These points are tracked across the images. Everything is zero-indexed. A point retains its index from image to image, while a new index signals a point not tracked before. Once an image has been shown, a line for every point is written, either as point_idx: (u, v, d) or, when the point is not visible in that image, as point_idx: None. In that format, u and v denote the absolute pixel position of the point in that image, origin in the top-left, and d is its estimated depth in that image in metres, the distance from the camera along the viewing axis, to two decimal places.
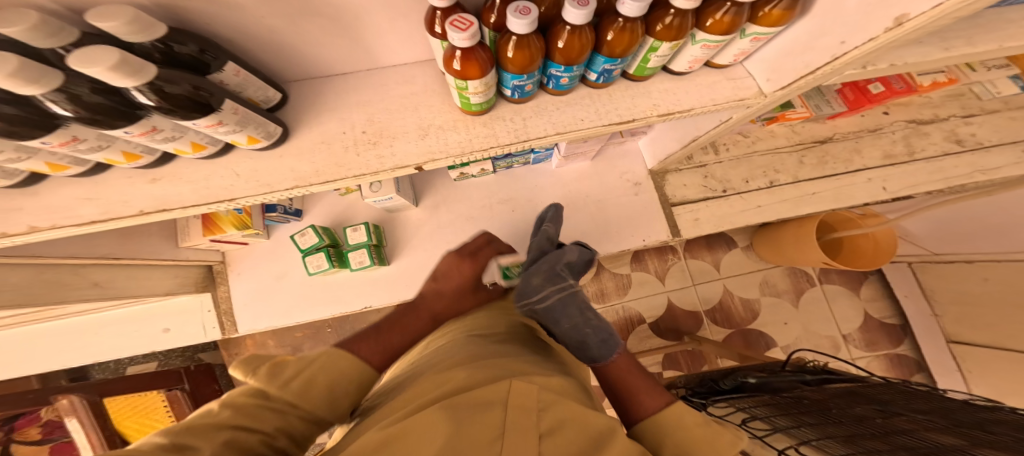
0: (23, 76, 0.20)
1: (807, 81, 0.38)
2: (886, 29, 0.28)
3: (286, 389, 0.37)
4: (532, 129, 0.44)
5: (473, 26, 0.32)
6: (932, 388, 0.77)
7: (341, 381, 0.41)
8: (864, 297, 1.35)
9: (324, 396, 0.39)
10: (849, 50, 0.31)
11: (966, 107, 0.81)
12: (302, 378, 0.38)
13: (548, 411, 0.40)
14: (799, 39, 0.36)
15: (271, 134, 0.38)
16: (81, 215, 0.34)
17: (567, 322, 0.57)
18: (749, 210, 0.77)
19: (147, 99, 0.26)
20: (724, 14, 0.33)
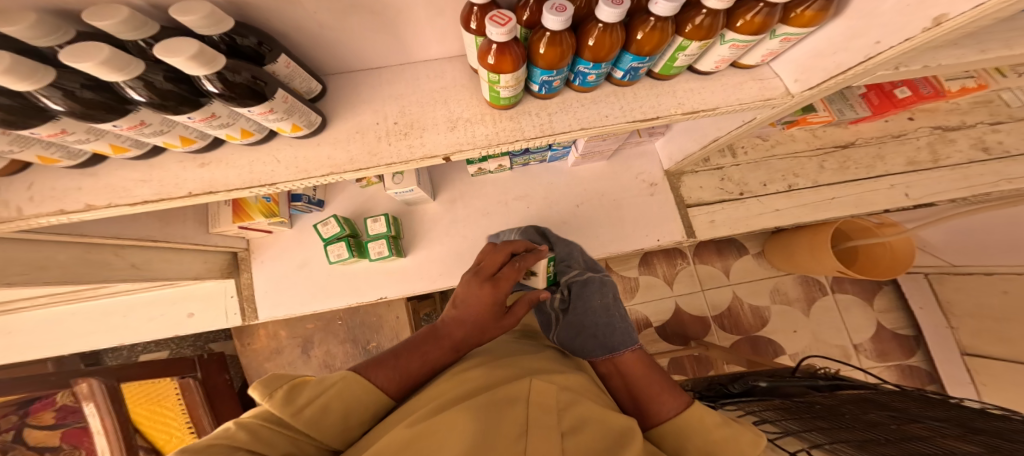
0: (112, 62, 0.24)
1: (838, 82, 0.38)
2: (924, 29, 0.28)
3: (299, 418, 0.39)
4: (558, 124, 0.45)
5: (511, 22, 0.33)
6: (948, 397, 0.76)
7: (353, 410, 0.43)
8: (879, 307, 1.33)
9: (336, 421, 0.41)
10: (884, 49, 0.31)
11: (994, 114, 0.80)
12: (315, 406, 0.41)
13: (568, 412, 0.41)
14: (833, 40, 0.36)
15: (312, 123, 0.40)
16: (135, 195, 0.36)
17: (597, 299, 0.64)
18: (766, 213, 0.76)
19: (213, 87, 0.30)
20: (756, 15, 0.34)
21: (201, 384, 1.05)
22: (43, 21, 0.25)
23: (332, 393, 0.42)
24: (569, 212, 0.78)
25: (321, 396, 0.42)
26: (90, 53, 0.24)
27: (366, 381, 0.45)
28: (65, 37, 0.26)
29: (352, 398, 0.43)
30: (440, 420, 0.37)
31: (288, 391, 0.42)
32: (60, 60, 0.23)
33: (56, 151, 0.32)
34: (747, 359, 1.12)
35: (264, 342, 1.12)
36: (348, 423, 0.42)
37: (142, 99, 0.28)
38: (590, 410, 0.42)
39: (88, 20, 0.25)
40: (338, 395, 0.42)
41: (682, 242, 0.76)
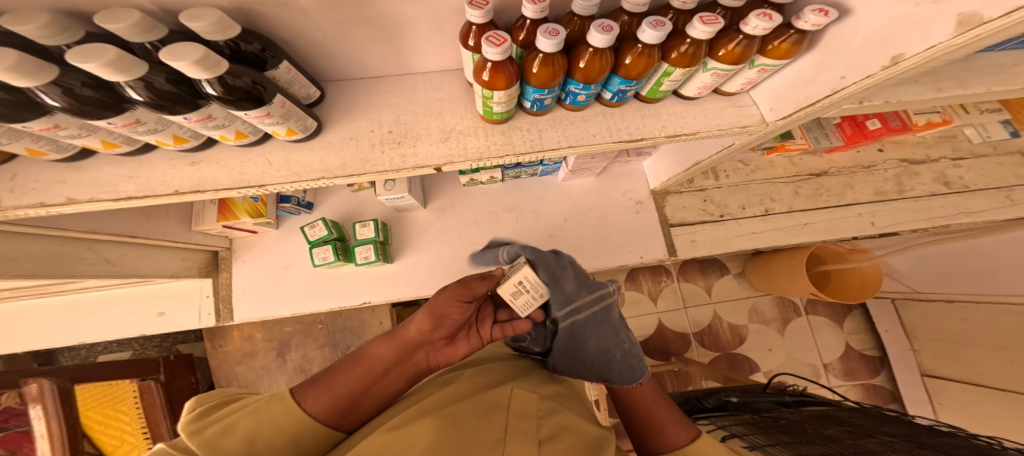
0: (116, 64, 0.25)
1: (807, 113, 0.41)
2: (883, 66, 0.31)
3: (197, 436, 0.35)
4: (547, 140, 0.47)
5: (506, 43, 0.35)
6: (903, 413, 0.81)
7: (266, 433, 0.37)
8: (849, 329, 1.39)
9: (239, 443, 0.35)
10: (847, 84, 0.35)
11: (957, 150, 0.87)
12: (223, 423, 0.37)
13: (549, 420, 0.42)
14: (804, 71, 0.40)
15: (308, 127, 0.41)
16: (120, 191, 0.36)
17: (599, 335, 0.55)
18: (744, 235, 0.80)
19: (212, 90, 0.30)
20: (736, 45, 0.37)
21: (163, 386, 1.00)
22: (55, 22, 0.25)
23: (245, 410, 0.38)
24: (557, 225, 0.80)
25: (225, 416, 0.38)
26: (96, 54, 0.24)
27: (290, 402, 0.40)
28: (73, 38, 0.26)
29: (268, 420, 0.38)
30: (412, 428, 0.37)
31: (207, 412, 0.40)
32: (66, 60, 0.24)
33: (45, 144, 0.31)
34: (722, 374, 1.15)
35: (237, 344, 1.08)
36: (255, 448, 0.36)
37: (141, 99, 0.29)
38: (571, 418, 0.44)
39: (101, 23, 0.26)
40: (249, 414, 0.38)
41: (664, 260, 0.79)
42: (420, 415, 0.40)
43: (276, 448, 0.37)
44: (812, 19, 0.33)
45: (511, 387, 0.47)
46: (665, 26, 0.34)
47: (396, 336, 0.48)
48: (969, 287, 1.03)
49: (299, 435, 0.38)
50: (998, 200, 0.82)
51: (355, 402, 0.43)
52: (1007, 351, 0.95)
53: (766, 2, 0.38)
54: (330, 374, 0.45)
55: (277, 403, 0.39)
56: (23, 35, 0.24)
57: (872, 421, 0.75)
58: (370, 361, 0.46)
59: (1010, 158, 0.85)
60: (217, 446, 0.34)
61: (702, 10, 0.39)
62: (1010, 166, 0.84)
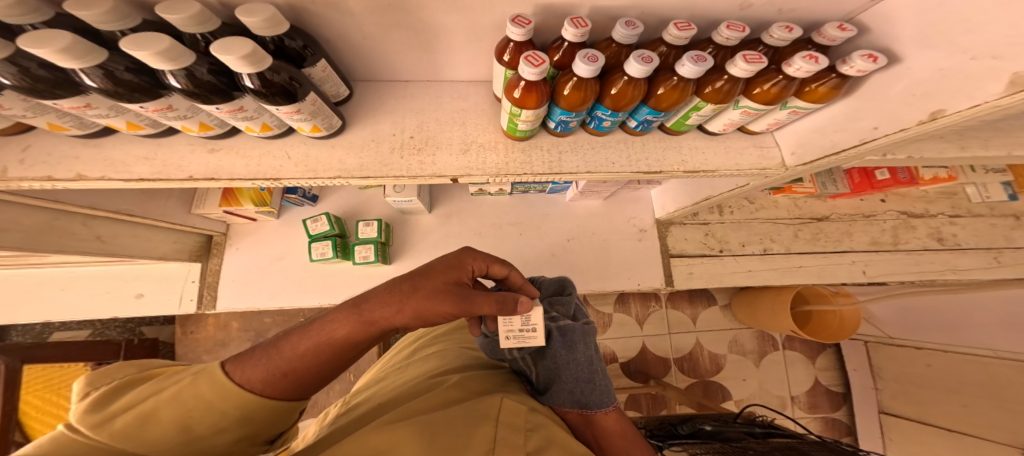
0: (167, 53, 0.25)
1: (830, 161, 0.42)
2: (920, 120, 0.32)
3: (107, 426, 0.29)
4: (566, 163, 0.48)
5: (544, 64, 0.35)
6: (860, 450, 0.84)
7: (202, 417, 0.32)
8: (821, 365, 1.40)
9: (171, 430, 0.30)
10: (879, 134, 0.36)
11: (956, 207, 0.92)
12: (139, 410, 0.30)
13: (535, 433, 0.41)
14: (835, 118, 0.41)
15: (332, 126, 0.41)
16: (132, 172, 0.35)
17: (582, 349, 0.54)
18: (740, 272, 0.82)
19: (250, 83, 0.30)
20: (773, 85, 0.39)
21: None
22: (117, 8, 0.26)
23: (169, 393, 0.32)
24: (559, 244, 0.81)
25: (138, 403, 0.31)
26: (149, 43, 0.25)
27: (220, 383, 0.33)
28: (130, 25, 0.28)
29: (196, 403, 0.32)
30: (396, 430, 0.37)
31: (113, 394, 0.33)
32: (121, 47, 0.25)
33: (69, 121, 0.31)
34: (697, 401, 1.17)
35: (211, 332, 1.04)
36: (194, 433, 0.31)
37: (179, 86, 0.29)
38: (557, 432, 0.44)
39: (161, 12, 0.27)
40: (174, 399, 0.31)
41: (660, 289, 0.81)
42: (411, 420, 0.39)
43: (222, 429, 0.32)
44: (860, 64, 0.35)
45: (500, 396, 0.47)
46: (705, 62, 0.35)
47: (370, 318, 0.36)
48: (944, 337, 1.08)
49: (248, 415, 0.34)
50: (987, 260, 0.88)
51: (306, 380, 0.36)
52: (967, 399, 1.01)
53: (811, 43, 0.41)
54: (279, 348, 0.35)
55: (209, 384, 0.33)
56: (85, 19, 0.26)
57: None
58: (333, 342, 0.36)
59: (1004, 220, 0.91)
60: (138, 440, 0.29)
61: (745, 46, 0.42)
62: (1002, 228, 0.90)
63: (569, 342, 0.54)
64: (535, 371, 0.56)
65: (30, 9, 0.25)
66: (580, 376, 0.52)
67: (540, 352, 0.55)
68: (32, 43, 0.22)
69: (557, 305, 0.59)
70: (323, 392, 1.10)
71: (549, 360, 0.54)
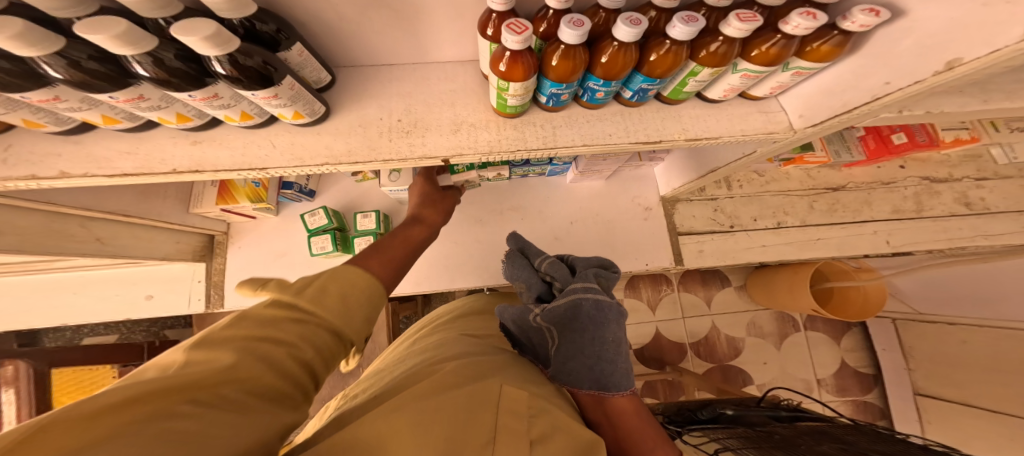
0: (125, 37, 0.24)
1: (841, 120, 0.39)
2: (936, 72, 0.28)
3: (302, 295, 0.36)
4: (561, 137, 0.45)
5: (527, 31, 0.33)
6: (895, 432, 0.80)
7: (355, 295, 0.39)
8: (847, 346, 1.35)
9: (337, 303, 0.37)
10: (893, 90, 0.32)
11: (981, 170, 0.85)
12: (318, 285, 0.38)
13: (537, 421, 0.41)
14: (842, 79, 0.37)
15: (315, 112, 0.39)
16: (116, 167, 0.35)
17: (614, 329, 0.52)
18: (753, 248, 0.78)
19: (220, 69, 0.29)
20: (771, 46, 0.35)
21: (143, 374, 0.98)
22: None
23: (332, 276, 0.39)
24: (562, 228, 0.79)
25: (265, 320, 0.34)
26: (104, 26, 0.23)
27: (362, 271, 0.41)
28: (87, 10, 0.26)
29: (353, 285, 0.39)
30: (401, 414, 0.37)
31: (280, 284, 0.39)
32: (74, 31, 0.23)
33: (43, 116, 0.30)
34: (717, 386, 1.14)
35: None
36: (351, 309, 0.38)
37: (148, 74, 0.28)
38: (559, 419, 0.43)
39: None
40: (336, 280, 0.39)
41: (669, 269, 0.78)
42: (411, 407, 0.38)
43: (366, 312, 0.40)
44: (862, 19, 0.31)
45: (501, 382, 0.46)
46: (697, 22, 0.32)
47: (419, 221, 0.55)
48: (979, 310, 1.01)
49: (379, 299, 0.41)
50: (1020, 223, 0.81)
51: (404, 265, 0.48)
52: (1005, 376, 0.95)
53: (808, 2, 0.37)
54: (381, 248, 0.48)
55: (355, 271, 0.40)
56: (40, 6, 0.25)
57: (868, 440, 0.74)
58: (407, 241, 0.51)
59: None
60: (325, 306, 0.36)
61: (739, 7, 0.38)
62: None
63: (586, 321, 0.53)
64: (558, 345, 0.53)
65: None
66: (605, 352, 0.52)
67: (569, 326, 0.52)
68: None
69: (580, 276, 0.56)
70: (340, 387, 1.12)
71: (575, 335, 0.52)
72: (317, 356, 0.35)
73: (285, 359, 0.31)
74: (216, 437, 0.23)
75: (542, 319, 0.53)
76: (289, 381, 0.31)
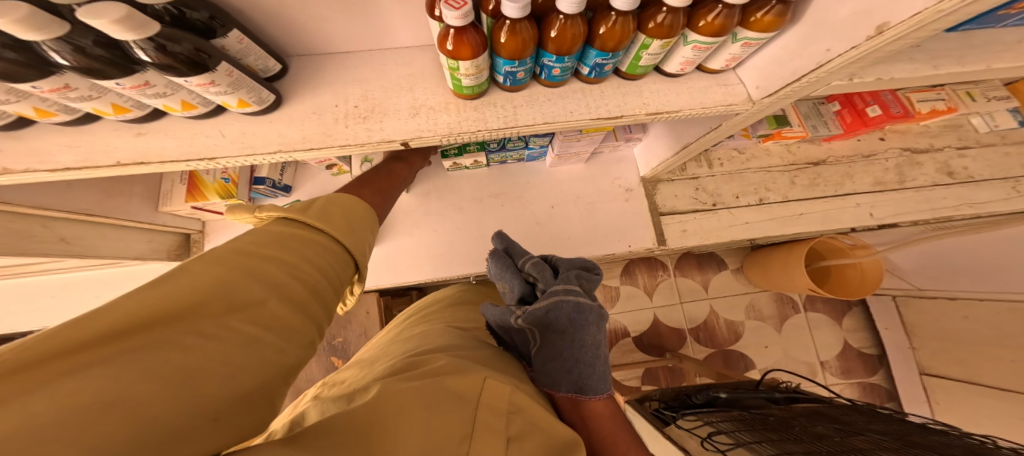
0: (29, 22, 0.23)
1: (794, 90, 0.38)
2: (869, 36, 0.29)
3: (309, 211, 0.37)
4: (522, 116, 0.44)
5: (466, 6, 0.31)
6: (897, 412, 0.79)
7: (355, 217, 0.41)
8: (849, 327, 1.35)
9: (342, 224, 0.38)
10: (833, 56, 0.32)
11: (962, 139, 0.83)
12: (321, 205, 0.39)
13: (516, 417, 0.39)
14: (789, 47, 0.37)
15: (264, 100, 0.39)
16: (58, 161, 0.34)
17: (594, 331, 0.51)
18: (737, 226, 0.77)
19: (145, 55, 0.28)
20: (715, 17, 0.33)
21: None
22: None
23: (332, 200, 0.40)
24: (543, 213, 0.78)
25: (287, 241, 0.33)
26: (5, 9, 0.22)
27: (358, 201, 0.43)
28: None
29: (352, 208, 0.41)
30: (409, 389, 0.36)
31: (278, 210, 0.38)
32: None
33: None
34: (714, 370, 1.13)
35: None
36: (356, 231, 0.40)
37: (67, 63, 0.27)
38: (537, 415, 0.41)
39: None
40: (335, 203, 0.40)
41: (652, 250, 0.77)
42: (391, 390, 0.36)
43: (367, 236, 0.41)
44: None
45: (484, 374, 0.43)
46: None
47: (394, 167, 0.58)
48: (973, 283, 1.00)
49: (376, 227, 0.44)
50: (1005, 191, 0.79)
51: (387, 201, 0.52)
52: (1006, 353, 0.93)
53: None
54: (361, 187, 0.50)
55: (354, 201, 0.42)
56: None
57: (865, 419, 0.73)
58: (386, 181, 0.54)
59: (1017, 147, 0.82)
60: (334, 222, 0.37)
61: None
62: (1017, 157, 0.81)
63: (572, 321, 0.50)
64: (540, 345, 0.51)
65: None
66: (585, 354, 0.50)
67: (550, 329, 0.50)
68: None
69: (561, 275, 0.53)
70: None
71: (556, 338, 0.50)
72: (334, 288, 0.34)
73: (300, 289, 0.30)
74: (222, 360, 0.22)
75: (523, 320, 0.49)
76: (304, 313, 0.30)
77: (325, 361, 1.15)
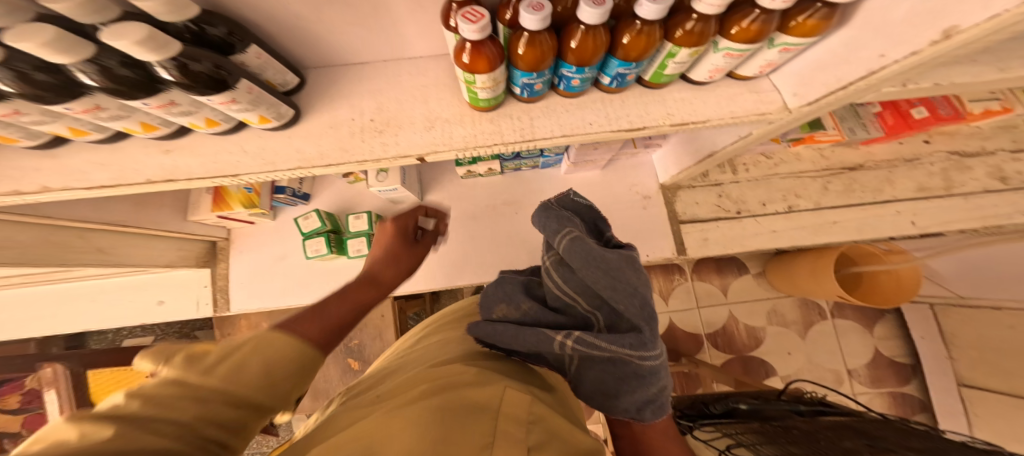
0: (56, 44, 0.23)
1: (840, 98, 0.35)
2: (932, 42, 0.25)
3: (210, 372, 0.29)
4: (539, 129, 0.43)
5: (484, 19, 0.30)
6: (933, 428, 0.73)
7: (280, 362, 0.33)
8: (879, 334, 1.27)
9: (258, 376, 0.31)
10: (888, 63, 0.29)
11: (1016, 141, 0.76)
12: (233, 353, 0.31)
13: (536, 425, 0.37)
14: (834, 52, 0.34)
15: (282, 115, 0.39)
16: (90, 180, 0.35)
17: (652, 388, 0.43)
18: (764, 234, 0.74)
19: (168, 75, 0.29)
20: (752, 22, 0.31)
21: None
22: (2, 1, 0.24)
23: (250, 344, 0.32)
24: None
25: (171, 402, 0.26)
26: (32, 33, 0.22)
27: (287, 337, 0.35)
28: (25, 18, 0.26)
29: (275, 351, 0.33)
30: (416, 408, 0.35)
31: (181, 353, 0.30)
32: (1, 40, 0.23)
33: (14, 131, 0.31)
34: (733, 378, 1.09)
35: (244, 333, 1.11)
36: (275, 379, 0.32)
37: (94, 84, 0.27)
38: (556, 423, 0.40)
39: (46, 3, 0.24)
40: (256, 348, 0.32)
41: (672, 259, 0.74)
42: (406, 405, 0.36)
43: (290, 384, 0.33)
44: None
45: (501, 386, 0.42)
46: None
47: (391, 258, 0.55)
48: None
49: (308, 365, 0.36)
50: None
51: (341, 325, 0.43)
52: None
53: None
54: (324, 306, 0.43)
55: (280, 338, 0.34)
56: None
57: (897, 435, 0.69)
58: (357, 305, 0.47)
59: None
60: (244, 377, 0.30)
61: None
62: None
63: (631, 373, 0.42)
64: (578, 371, 0.45)
65: None
66: (633, 404, 0.44)
67: (603, 360, 0.42)
68: None
69: (621, 288, 0.42)
70: None
71: (609, 370, 0.43)
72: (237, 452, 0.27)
73: None
74: None
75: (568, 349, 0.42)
76: None
77: (342, 362, 1.18)
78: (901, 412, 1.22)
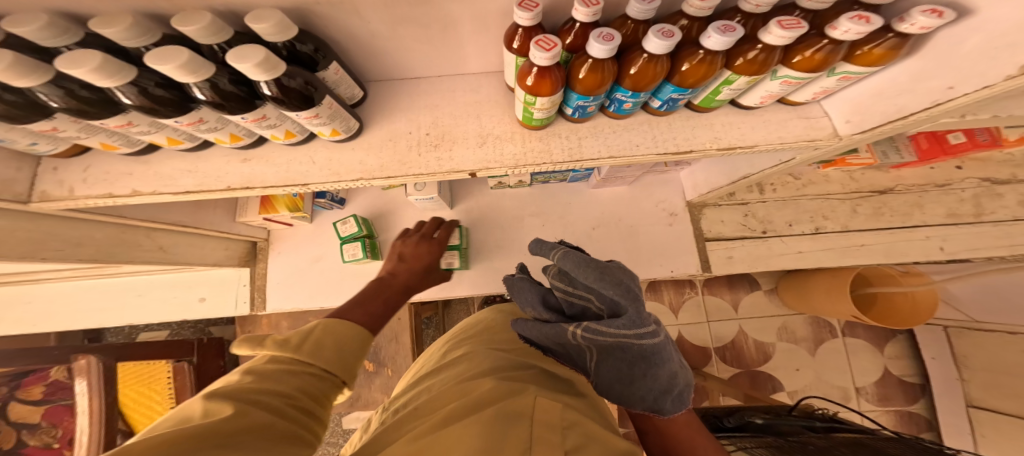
0: (188, 64, 0.26)
1: (898, 126, 0.37)
2: (1009, 76, 0.25)
3: (298, 350, 0.40)
4: (586, 150, 0.45)
5: (556, 47, 0.33)
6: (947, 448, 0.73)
7: (344, 342, 0.43)
8: (889, 354, 1.26)
9: (334, 356, 0.41)
10: (956, 95, 0.30)
11: None
12: (312, 340, 0.41)
13: (571, 430, 0.39)
14: (898, 82, 0.35)
15: (351, 128, 0.42)
16: (178, 185, 0.38)
17: (671, 366, 0.45)
18: (789, 254, 0.75)
19: (267, 90, 0.31)
20: (816, 52, 0.34)
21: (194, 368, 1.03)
22: (137, 24, 0.28)
23: (321, 331, 0.43)
24: (584, 233, 0.78)
25: (282, 375, 0.37)
26: (170, 56, 0.26)
27: (344, 322, 0.45)
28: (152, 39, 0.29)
29: (340, 334, 0.43)
30: (460, 427, 0.37)
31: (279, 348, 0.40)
32: (145, 61, 0.26)
33: (117, 139, 0.34)
34: (744, 392, 1.10)
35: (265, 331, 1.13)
36: (341, 353, 0.42)
37: (205, 98, 0.30)
38: (594, 429, 0.41)
39: (177, 26, 0.28)
40: (326, 332, 0.43)
41: (696, 275, 0.76)
42: (447, 426, 0.38)
43: (348, 356, 0.43)
44: (922, 22, 0.28)
45: (533, 395, 0.44)
46: (735, 31, 0.31)
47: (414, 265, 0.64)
48: None
49: (364, 344, 0.45)
50: None
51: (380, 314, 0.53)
52: None
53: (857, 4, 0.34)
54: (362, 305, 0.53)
55: (340, 325, 0.44)
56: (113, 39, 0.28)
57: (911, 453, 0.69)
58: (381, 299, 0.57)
59: None
60: (322, 354, 0.40)
61: (778, 13, 0.37)
62: None
63: (645, 354, 0.42)
64: (598, 362, 0.45)
65: (62, 30, 0.27)
66: (657, 392, 0.45)
67: (613, 347, 0.43)
68: (70, 65, 0.24)
69: (610, 279, 0.41)
70: (366, 388, 1.16)
71: (620, 356, 0.43)
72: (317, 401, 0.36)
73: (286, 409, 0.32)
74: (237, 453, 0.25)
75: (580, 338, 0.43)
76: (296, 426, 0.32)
77: None
78: (908, 429, 1.21)
